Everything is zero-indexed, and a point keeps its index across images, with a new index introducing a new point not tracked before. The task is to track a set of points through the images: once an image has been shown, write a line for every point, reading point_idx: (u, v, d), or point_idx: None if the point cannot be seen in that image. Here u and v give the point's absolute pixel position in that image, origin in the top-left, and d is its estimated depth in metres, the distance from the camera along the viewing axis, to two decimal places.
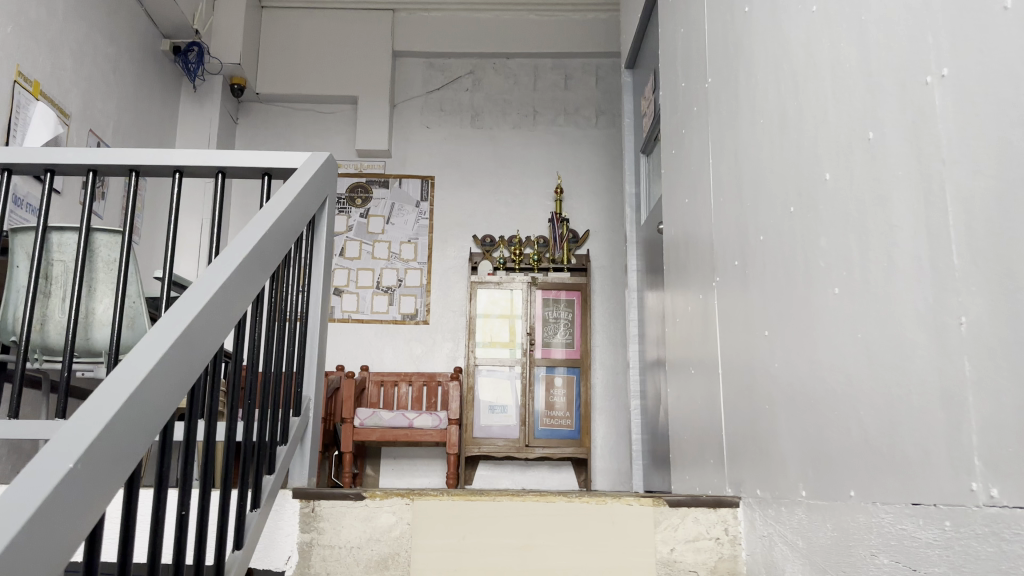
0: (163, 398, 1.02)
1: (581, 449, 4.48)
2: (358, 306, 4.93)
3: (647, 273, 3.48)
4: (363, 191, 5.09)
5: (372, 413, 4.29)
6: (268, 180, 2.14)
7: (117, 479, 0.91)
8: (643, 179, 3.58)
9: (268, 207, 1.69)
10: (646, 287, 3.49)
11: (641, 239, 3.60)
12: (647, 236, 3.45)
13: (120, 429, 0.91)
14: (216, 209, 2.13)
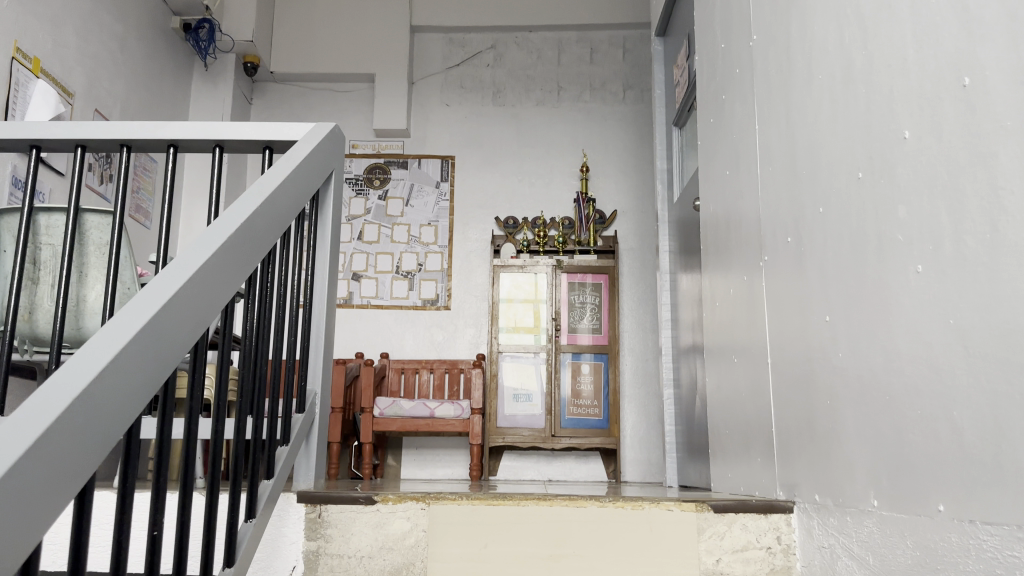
0: (139, 383, 0.83)
1: (610, 439, 4.29)
2: (377, 291, 4.76)
3: (681, 254, 3.27)
4: (381, 172, 4.91)
5: (392, 403, 4.11)
6: (268, 153, 1.96)
7: (68, 490, 0.71)
8: (676, 153, 3.36)
9: (272, 174, 1.51)
10: (680, 267, 3.28)
11: (674, 218, 3.38)
12: (681, 215, 3.24)
13: (78, 424, 0.72)
14: (213, 188, 1.96)
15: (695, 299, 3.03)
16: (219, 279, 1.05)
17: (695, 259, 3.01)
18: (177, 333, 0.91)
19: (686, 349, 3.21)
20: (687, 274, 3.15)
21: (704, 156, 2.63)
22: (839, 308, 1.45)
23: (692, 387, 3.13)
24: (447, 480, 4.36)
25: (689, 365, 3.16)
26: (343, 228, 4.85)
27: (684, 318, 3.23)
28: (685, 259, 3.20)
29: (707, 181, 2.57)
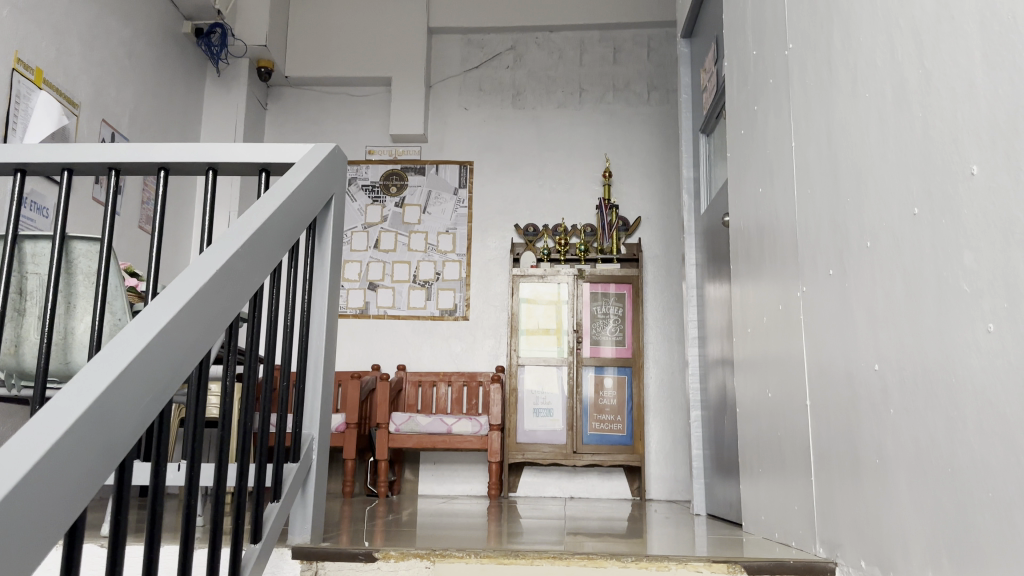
0: (89, 468, 0.73)
1: (634, 456, 4.13)
2: (394, 301, 4.64)
3: (708, 269, 3.10)
4: (398, 179, 4.79)
5: (407, 419, 3.98)
6: (265, 176, 1.82)
7: None
8: (703, 161, 3.19)
9: (266, 202, 1.41)
10: (707, 281, 3.11)
11: (701, 229, 3.22)
12: (708, 227, 3.07)
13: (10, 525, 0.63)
14: (207, 214, 1.82)
15: (723, 318, 2.87)
16: (196, 332, 0.96)
17: (724, 275, 2.85)
18: (157, 378, 0.85)
19: (714, 369, 3.05)
20: (715, 290, 2.99)
21: (733, 168, 2.46)
22: (889, 356, 1.29)
23: (721, 409, 2.96)
24: (465, 496, 4.23)
25: (717, 385, 3.00)
26: (359, 237, 4.74)
27: (712, 336, 3.06)
28: (713, 274, 3.04)
29: (736, 196, 2.41)
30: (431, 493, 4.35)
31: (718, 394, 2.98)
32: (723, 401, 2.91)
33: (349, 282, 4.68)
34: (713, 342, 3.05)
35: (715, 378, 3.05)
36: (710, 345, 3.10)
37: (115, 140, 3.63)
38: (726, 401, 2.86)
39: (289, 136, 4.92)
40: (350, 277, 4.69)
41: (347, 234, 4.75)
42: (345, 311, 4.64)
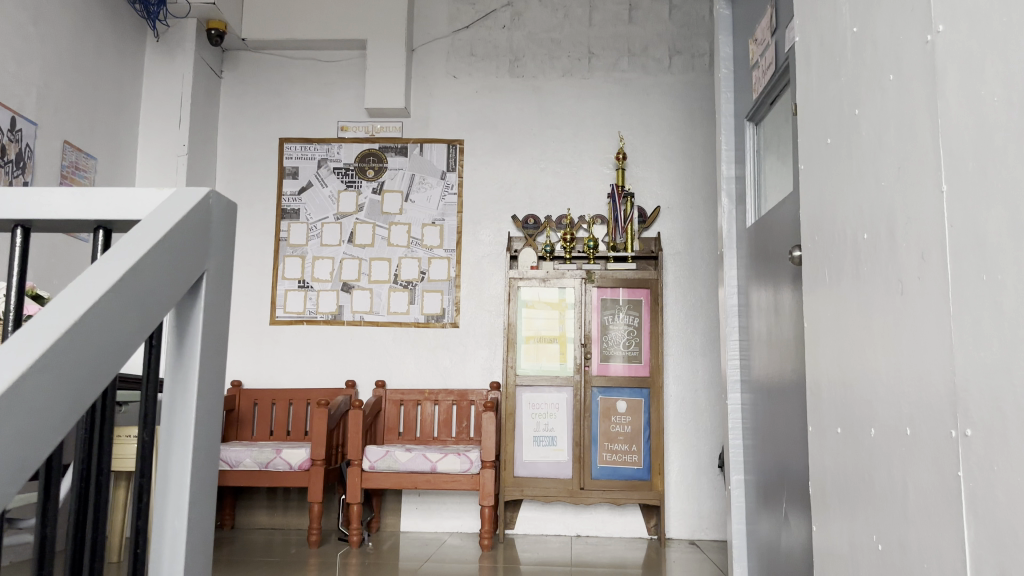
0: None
1: (651, 494, 3.53)
2: (371, 305, 3.99)
3: (756, 292, 2.41)
4: (376, 160, 4.11)
5: (384, 454, 3.37)
6: (101, 238, 0.95)
7: None
8: (756, 156, 2.48)
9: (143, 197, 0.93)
10: (754, 298, 2.43)
11: (746, 243, 2.52)
12: (759, 242, 2.38)
13: None
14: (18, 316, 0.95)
15: (781, 357, 2.16)
16: (123, 314, 0.73)
17: (782, 300, 2.13)
18: (79, 366, 0.65)
19: (762, 415, 2.37)
20: (766, 323, 2.30)
21: (807, 187, 1.79)
22: None
23: (772, 471, 2.29)
24: (455, 538, 3.67)
25: (767, 440, 2.33)
26: (331, 229, 4.07)
27: (760, 377, 2.38)
28: (765, 290, 2.31)
29: (814, 226, 1.73)
30: (416, 531, 3.77)
31: (769, 453, 2.31)
32: (778, 464, 2.23)
33: (321, 284, 4.03)
34: (761, 383, 2.37)
35: (765, 428, 2.36)
36: (757, 386, 2.41)
37: (16, 126, 2.94)
38: (784, 466, 2.18)
39: (248, 110, 4.21)
40: (320, 277, 4.03)
41: (317, 226, 4.08)
42: (315, 316, 4.00)
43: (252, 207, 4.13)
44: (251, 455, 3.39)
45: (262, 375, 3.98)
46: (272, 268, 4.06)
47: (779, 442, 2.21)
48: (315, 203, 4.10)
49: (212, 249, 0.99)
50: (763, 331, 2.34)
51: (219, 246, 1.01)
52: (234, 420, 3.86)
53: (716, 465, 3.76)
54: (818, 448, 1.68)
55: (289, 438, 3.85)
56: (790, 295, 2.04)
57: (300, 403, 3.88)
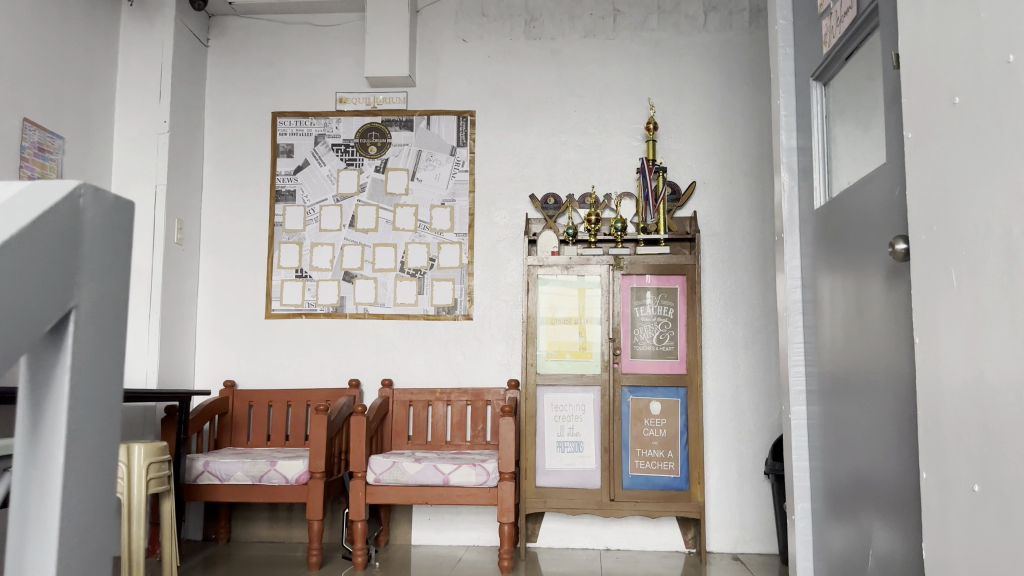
0: None
1: (690, 506, 3.16)
2: (376, 296, 3.62)
3: (827, 284, 2.00)
4: (379, 135, 3.71)
5: (390, 465, 3.01)
6: None
7: None
8: (824, 124, 2.06)
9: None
10: (823, 294, 2.03)
11: (810, 227, 2.12)
12: (830, 228, 1.98)
13: None
14: None
15: (865, 364, 1.76)
16: None
17: (868, 297, 1.72)
18: None
19: (834, 429, 1.98)
20: (843, 321, 1.89)
21: (915, 161, 1.39)
22: None
23: (846, 501, 1.91)
24: (473, 554, 3.36)
25: (840, 463, 1.94)
26: (331, 212, 3.69)
27: (831, 385, 1.99)
28: (840, 281, 1.90)
29: (930, 212, 1.33)
30: (429, 544, 3.48)
31: (842, 479, 1.93)
32: (855, 492, 1.84)
33: (320, 273, 3.66)
34: (834, 392, 1.97)
35: (837, 444, 1.97)
36: (828, 395, 2.01)
37: None
38: (862, 498, 1.80)
39: (238, 81, 3.81)
40: (319, 265, 3.66)
41: (315, 209, 3.70)
42: (314, 309, 3.64)
43: (244, 189, 3.75)
44: (242, 467, 3.03)
45: (258, 374, 3.62)
46: (267, 257, 3.70)
47: (857, 466, 1.82)
48: (313, 184, 3.72)
49: (80, 276, 0.53)
50: (837, 334, 1.93)
51: (95, 264, 0.55)
52: (228, 424, 3.51)
53: (759, 470, 3.42)
54: (937, 502, 1.29)
55: (287, 444, 3.50)
56: (881, 296, 1.64)
57: (299, 405, 3.53)
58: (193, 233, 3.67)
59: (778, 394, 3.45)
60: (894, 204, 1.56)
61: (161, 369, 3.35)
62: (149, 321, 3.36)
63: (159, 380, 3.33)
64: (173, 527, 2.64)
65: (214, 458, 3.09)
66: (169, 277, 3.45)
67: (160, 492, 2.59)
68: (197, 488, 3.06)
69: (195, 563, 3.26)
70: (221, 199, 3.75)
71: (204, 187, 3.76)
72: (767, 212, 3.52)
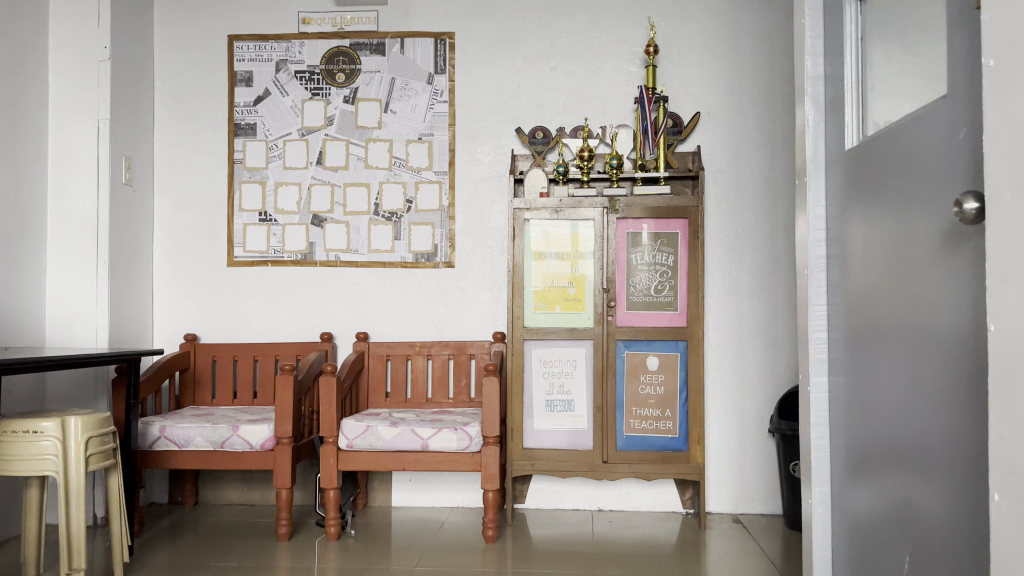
0: None
1: (688, 468, 2.92)
2: (348, 242, 3.32)
3: (857, 238, 1.70)
4: (347, 61, 3.34)
5: (363, 430, 2.74)
6: None
7: None
8: (859, 46, 1.72)
9: None
10: (851, 253, 1.74)
11: (836, 174, 1.82)
12: (862, 176, 1.67)
13: None
14: None
15: (903, 338, 1.48)
16: None
17: (912, 259, 1.43)
18: None
19: (858, 405, 1.71)
20: (876, 284, 1.60)
21: (997, 98, 1.07)
22: None
23: (871, 489, 1.65)
24: (457, 518, 3.16)
25: (866, 447, 1.68)
26: (296, 148, 3.36)
27: (858, 355, 1.71)
28: (874, 236, 1.60)
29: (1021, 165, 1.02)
30: (410, 506, 3.27)
31: (867, 464, 1.66)
32: (883, 483, 1.58)
33: (286, 216, 3.34)
34: (860, 363, 1.70)
35: (863, 424, 1.71)
36: (853, 366, 1.73)
37: None
38: (892, 490, 1.54)
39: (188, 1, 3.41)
40: (285, 208, 3.34)
41: (278, 145, 3.36)
42: (281, 256, 3.34)
43: (200, 123, 3.40)
44: (202, 433, 2.78)
45: (223, 326, 3.35)
46: (228, 198, 3.38)
47: (887, 453, 1.56)
48: (275, 116, 3.37)
49: None
50: (869, 300, 1.64)
51: None
52: (191, 380, 3.25)
53: (763, 426, 3.19)
54: (1019, 535, 1.02)
55: (256, 402, 3.25)
56: (934, 262, 1.34)
57: (266, 358, 3.26)
58: (145, 173, 3.34)
59: (784, 345, 3.20)
60: (958, 150, 1.25)
61: (113, 324, 3.08)
62: (98, 272, 3.06)
63: (111, 337, 3.06)
64: (120, 503, 2.41)
65: (171, 422, 2.84)
66: (118, 221, 3.14)
67: (105, 468, 2.35)
68: (154, 455, 2.81)
69: (161, 529, 3.04)
70: (176, 135, 3.40)
71: (156, 121, 3.40)
72: (777, 145, 3.20)
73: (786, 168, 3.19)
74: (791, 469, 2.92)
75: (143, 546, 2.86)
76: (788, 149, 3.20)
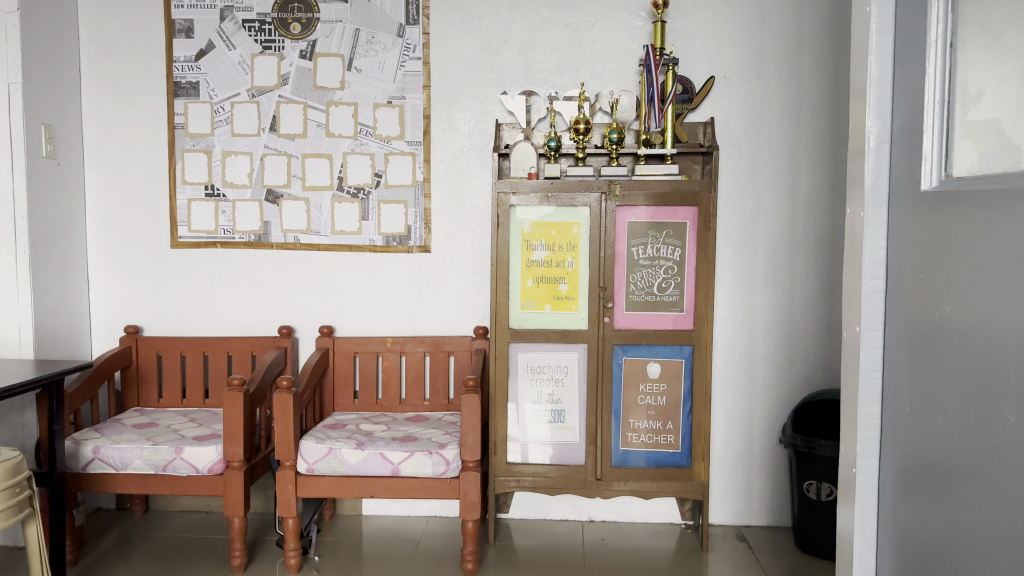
0: None
1: (691, 487, 2.63)
2: (309, 223, 2.91)
3: (921, 306, 1.15)
4: (303, 9, 2.85)
5: (326, 454, 2.41)
6: None
7: None
8: (946, 55, 1.12)
9: None
10: (903, 311, 1.21)
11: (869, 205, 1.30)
12: (926, 215, 1.15)
13: None
14: None
15: (984, 485, 0.96)
16: None
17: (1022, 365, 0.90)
18: None
19: (895, 521, 1.20)
20: (943, 385, 1.07)
21: None
22: None
23: None
24: (435, 529, 2.87)
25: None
26: (246, 112, 2.90)
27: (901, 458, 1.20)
28: (952, 314, 1.06)
29: None
30: (383, 515, 2.98)
31: None
32: None
33: (236, 191, 2.91)
34: (901, 481, 1.19)
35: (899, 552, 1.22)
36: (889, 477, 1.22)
37: None
38: None
39: None
40: (234, 181, 2.91)
41: (225, 107, 2.90)
42: (232, 237, 2.93)
43: (134, 82, 2.92)
44: (141, 455, 2.44)
45: (169, 317, 2.98)
46: (169, 170, 2.93)
47: None
48: (221, 74, 2.90)
49: None
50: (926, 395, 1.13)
51: None
52: (134, 379, 2.89)
53: (772, 432, 2.89)
54: None
55: (207, 403, 2.90)
56: None
57: (218, 354, 2.88)
58: (70, 140, 2.87)
59: (798, 343, 2.86)
60: None
61: (39, 322, 2.68)
62: (18, 264, 2.64)
63: (37, 339, 2.66)
64: (41, 554, 2.07)
65: (106, 440, 2.49)
66: (39, 202, 2.70)
67: (20, 520, 2.01)
68: (88, 479, 2.47)
69: (107, 546, 2.72)
70: (107, 95, 2.93)
71: (82, 79, 2.92)
72: (801, 115, 2.78)
73: (810, 143, 2.78)
74: (804, 488, 2.62)
75: (86, 570, 2.55)
76: (814, 121, 2.78)
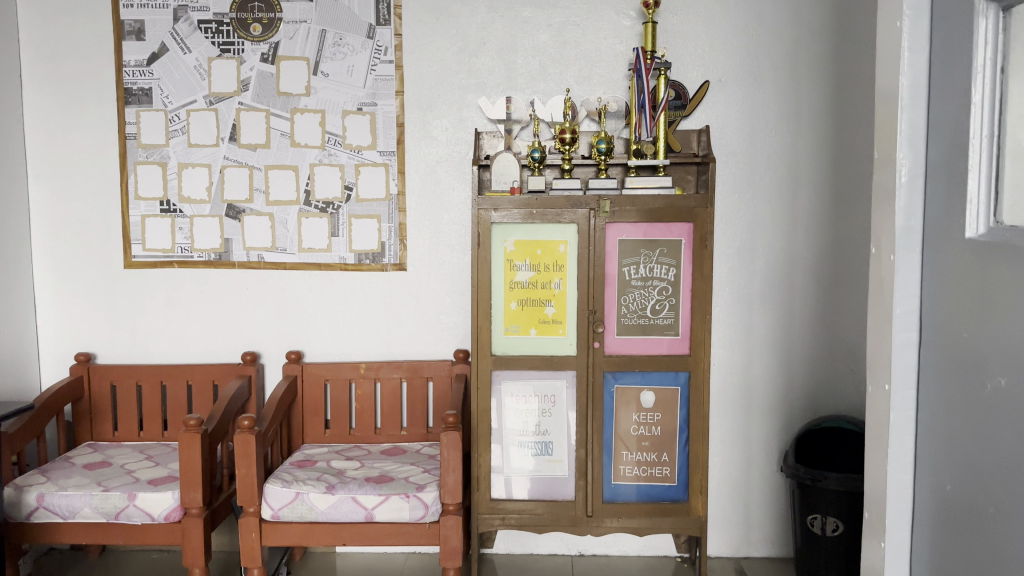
0: None
1: (689, 522, 2.46)
2: (273, 240, 2.69)
3: (961, 368, 1.00)
4: (264, 8, 2.62)
5: (293, 499, 2.21)
6: None
7: None
8: (996, 84, 0.95)
9: None
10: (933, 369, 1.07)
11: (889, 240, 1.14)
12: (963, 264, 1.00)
13: None
14: None
15: None
16: None
17: None
18: None
19: None
20: (995, 466, 0.93)
21: None
22: None
23: None
24: (415, 567, 2.69)
25: None
26: (203, 120, 2.67)
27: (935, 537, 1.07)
28: (1008, 389, 0.91)
29: None
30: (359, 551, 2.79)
31: None
32: None
33: (194, 206, 2.69)
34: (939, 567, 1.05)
35: None
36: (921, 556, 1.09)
37: None
38: None
39: None
40: (192, 196, 2.69)
41: (180, 116, 2.67)
42: (190, 256, 2.71)
43: (80, 89, 2.68)
44: (91, 502, 2.23)
45: (124, 343, 2.75)
46: (120, 184, 2.70)
47: None
48: (175, 79, 2.66)
49: None
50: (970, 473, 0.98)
51: None
52: (86, 411, 2.67)
53: (771, 458, 2.72)
54: None
55: (166, 436, 2.69)
56: None
57: (177, 384, 2.67)
58: (10, 154, 2.63)
59: (799, 364, 2.69)
60: None
61: None
62: None
63: None
64: None
65: (52, 486, 2.28)
66: None
67: None
68: (32, 528, 2.26)
69: None
70: (50, 103, 2.69)
71: (22, 86, 2.68)
72: (802, 122, 2.59)
73: (811, 151, 2.60)
74: (807, 522, 2.46)
75: None
76: (815, 127, 2.60)
